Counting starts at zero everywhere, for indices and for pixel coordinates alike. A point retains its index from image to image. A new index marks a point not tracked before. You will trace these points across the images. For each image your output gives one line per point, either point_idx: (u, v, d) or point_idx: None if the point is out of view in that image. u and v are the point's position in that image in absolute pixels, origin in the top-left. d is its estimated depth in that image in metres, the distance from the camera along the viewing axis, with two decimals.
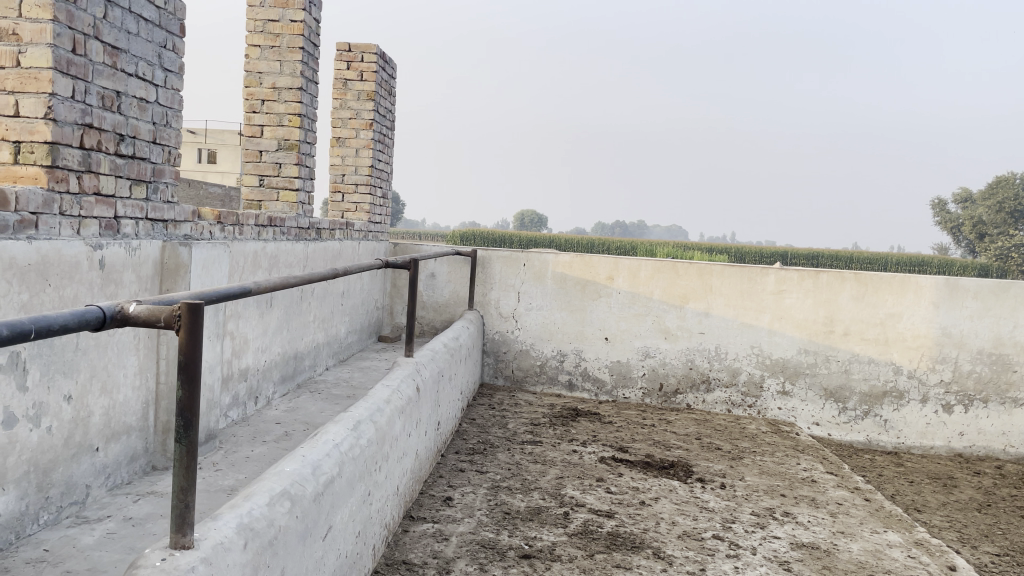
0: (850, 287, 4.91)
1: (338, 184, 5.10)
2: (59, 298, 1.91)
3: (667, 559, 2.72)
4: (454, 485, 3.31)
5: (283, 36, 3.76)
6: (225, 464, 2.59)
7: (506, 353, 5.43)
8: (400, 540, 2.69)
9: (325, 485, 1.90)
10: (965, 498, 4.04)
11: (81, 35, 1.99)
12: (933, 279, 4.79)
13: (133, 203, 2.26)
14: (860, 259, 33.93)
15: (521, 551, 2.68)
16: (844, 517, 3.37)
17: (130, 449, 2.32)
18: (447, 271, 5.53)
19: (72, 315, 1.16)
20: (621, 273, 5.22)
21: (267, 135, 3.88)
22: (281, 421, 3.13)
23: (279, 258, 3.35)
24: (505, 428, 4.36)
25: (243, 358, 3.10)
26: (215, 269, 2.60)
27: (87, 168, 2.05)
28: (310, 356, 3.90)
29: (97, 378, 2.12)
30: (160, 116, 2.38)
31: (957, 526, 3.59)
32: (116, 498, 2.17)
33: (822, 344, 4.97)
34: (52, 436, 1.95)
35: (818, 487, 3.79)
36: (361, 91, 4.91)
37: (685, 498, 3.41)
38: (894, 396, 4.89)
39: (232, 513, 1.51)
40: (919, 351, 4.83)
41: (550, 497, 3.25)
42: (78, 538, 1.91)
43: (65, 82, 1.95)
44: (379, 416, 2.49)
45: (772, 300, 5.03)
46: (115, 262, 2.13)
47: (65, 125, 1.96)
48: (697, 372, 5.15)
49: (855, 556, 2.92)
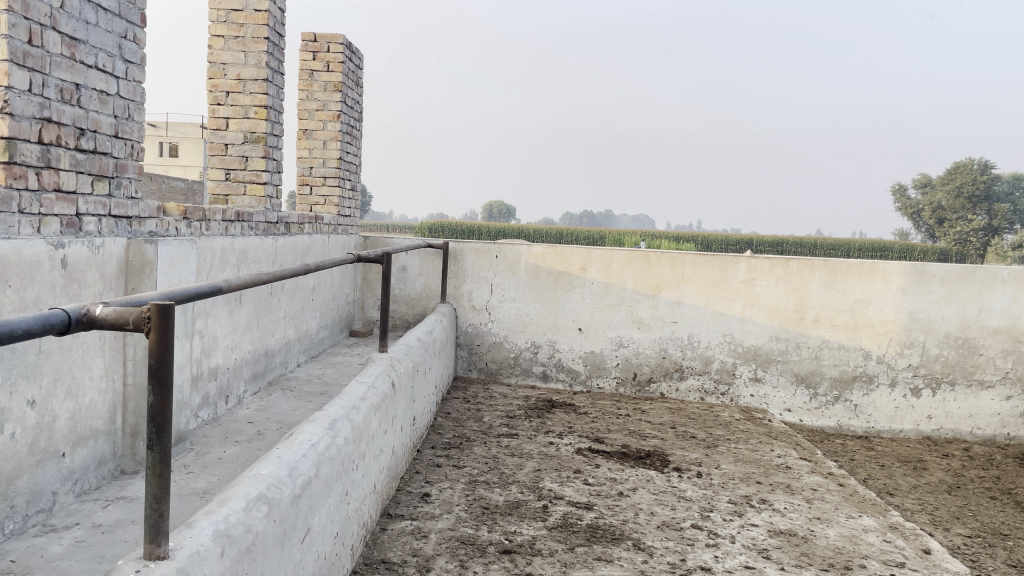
0: (820, 274, 4.95)
1: (306, 177, 5.00)
2: (19, 299, 1.84)
3: (648, 551, 2.71)
4: (431, 481, 3.27)
5: (247, 26, 3.66)
6: (196, 466, 2.53)
7: (480, 345, 5.39)
8: (379, 539, 2.65)
9: (303, 487, 1.85)
10: (935, 481, 4.11)
11: (37, 26, 1.91)
12: (901, 266, 4.84)
13: (95, 199, 2.19)
14: (825, 246, 34.51)
15: (501, 547, 2.65)
16: (819, 503, 3.40)
17: (97, 453, 2.25)
18: (419, 264, 5.48)
19: (36, 319, 1.11)
20: (594, 264, 5.21)
21: (233, 127, 3.80)
22: (253, 421, 3.07)
23: (247, 253, 3.27)
24: (481, 421, 4.33)
25: (212, 358, 3.03)
26: (182, 266, 2.53)
27: (47, 163, 1.98)
28: (281, 353, 3.84)
29: (62, 381, 2.05)
30: (121, 109, 2.31)
31: (928, 509, 3.64)
32: (84, 505, 2.10)
33: (792, 330, 5.00)
34: (16, 443, 1.88)
35: (792, 473, 3.82)
36: (328, 82, 4.83)
37: (662, 487, 3.41)
38: (864, 381, 4.94)
39: (208, 520, 1.46)
40: (888, 337, 4.89)
41: (529, 491, 3.23)
42: (46, 547, 1.84)
43: (22, 75, 1.87)
44: (355, 413, 2.44)
45: (743, 287, 5.06)
46: (77, 260, 2.06)
47: (22, 120, 1.88)
48: (670, 361, 5.17)
49: (832, 542, 2.94)
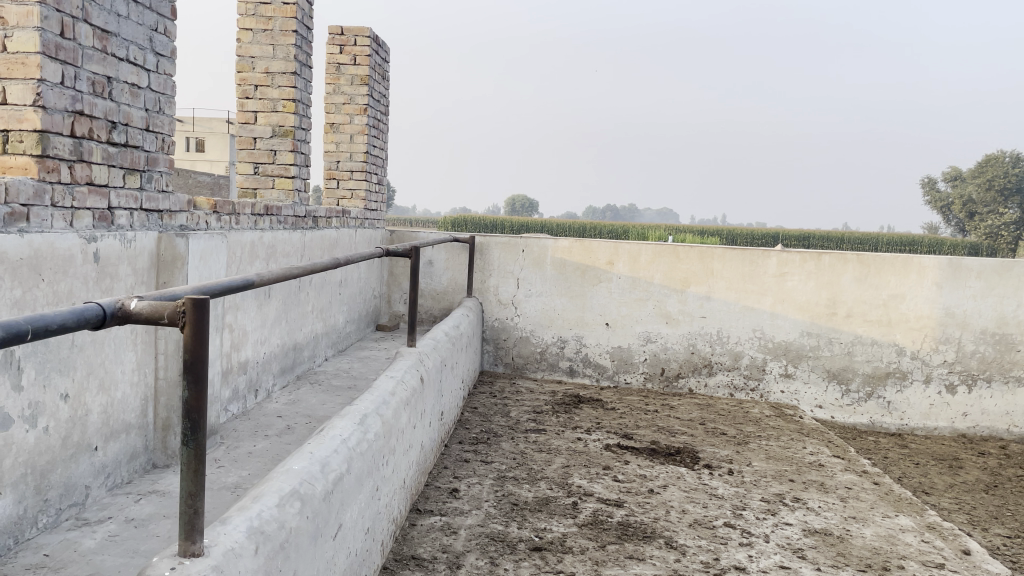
0: (852, 268, 4.86)
1: (332, 171, 5.00)
2: (53, 293, 1.83)
3: (680, 549, 2.67)
4: (459, 476, 3.25)
5: (275, 19, 3.66)
6: (227, 460, 2.53)
7: (506, 340, 5.37)
8: (408, 534, 2.63)
9: (335, 482, 1.83)
10: (971, 479, 4.02)
11: (70, 18, 1.90)
12: (936, 260, 4.75)
13: (127, 193, 2.18)
14: (853, 239, 34.09)
15: (532, 544, 2.63)
16: (854, 501, 3.33)
17: (129, 447, 2.25)
18: (445, 258, 5.46)
19: (70, 313, 1.09)
20: (621, 258, 5.16)
21: (261, 121, 3.79)
22: (282, 415, 3.07)
23: (276, 247, 3.27)
24: (508, 416, 4.30)
25: (242, 351, 3.03)
26: (213, 260, 2.52)
27: (79, 157, 1.97)
28: (309, 347, 3.84)
29: (94, 376, 2.05)
30: (152, 103, 2.30)
31: (966, 509, 3.56)
32: (117, 499, 2.10)
33: (824, 326, 4.92)
34: (50, 437, 1.88)
35: (826, 471, 3.75)
36: (355, 76, 4.81)
37: (693, 485, 3.36)
38: (898, 377, 4.85)
39: (241, 516, 1.45)
40: (922, 332, 4.79)
41: (558, 487, 3.20)
42: (79, 541, 1.84)
43: (54, 67, 1.86)
44: (385, 408, 2.42)
45: (774, 282, 4.99)
46: (109, 255, 2.06)
47: (55, 113, 1.88)
48: (699, 356, 5.11)
49: (869, 542, 2.88)
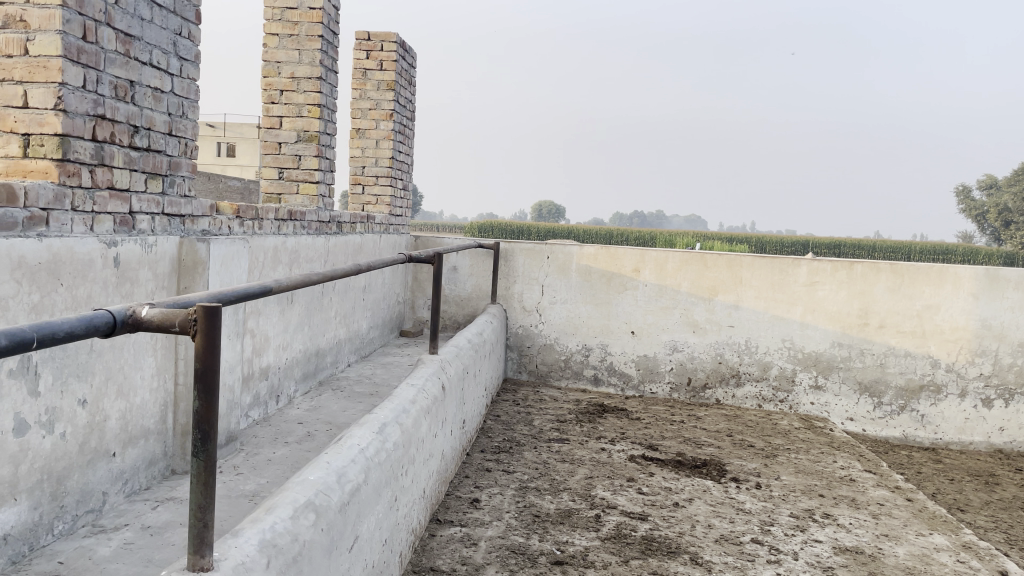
0: (885, 278, 4.74)
1: (358, 176, 4.99)
2: (71, 298, 1.82)
3: (706, 566, 2.60)
4: (480, 486, 3.21)
5: (302, 24, 3.66)
6: (246, 467, 2.51)
7: (530, 347, 5.32)
8: (428, 545, 2.60)
9: (351, 493, 1.80)
10: (1009, 497, 3.89)
11: (92, 22, 1.89)
12: (973, 270, 4.61)
13: (148, 197, 2.17)
14: (885, 248, 33.62)
15: (553, 557, 2.57)
16: (886, 518, 3.24)
17: (148, 453, 2.24)
18: (469, 264, 5.43)
19: (80, 320, 1.06)
20: (648, 265, 5.09)
21: (286, 126, 3.80)
22: (303, 421, 3.04)
23: (300, 252, 3.27)
24: (531, 425, 4.25)
25: (263, 357, 3.01)
26: (234, 265, 2.50)
27: (100, 161, 1.96)
28: (332, 352, 3.82)
29: (113, 381, 2.04)
30: (175, 107, 2.29)
31: (1003, 527, 3.45)
32: (134, 505, 2.09)
33: (856, 337, 4.81)
34: (67, 443, 1.87)
35: (857, 486, 3.65)
36: (381, 81, 4.81)
37: (719, 499, 3.29)
38: (932, 391, 4.73)
39: (254, 528, 1.41)
40: (958, 344, 4.67)
41: (580, 499, 3.14)
42: (94, 549, 1.82)
43: (76, 71, 1.85)
44: (405, 417, 2.39)
45: (804, 292, 4.88)
46: (130, 259, 2.04)
47: (76, 117, 1.87)
48: (726, 366, 5.02)
49: (902, 561, 2.79)
